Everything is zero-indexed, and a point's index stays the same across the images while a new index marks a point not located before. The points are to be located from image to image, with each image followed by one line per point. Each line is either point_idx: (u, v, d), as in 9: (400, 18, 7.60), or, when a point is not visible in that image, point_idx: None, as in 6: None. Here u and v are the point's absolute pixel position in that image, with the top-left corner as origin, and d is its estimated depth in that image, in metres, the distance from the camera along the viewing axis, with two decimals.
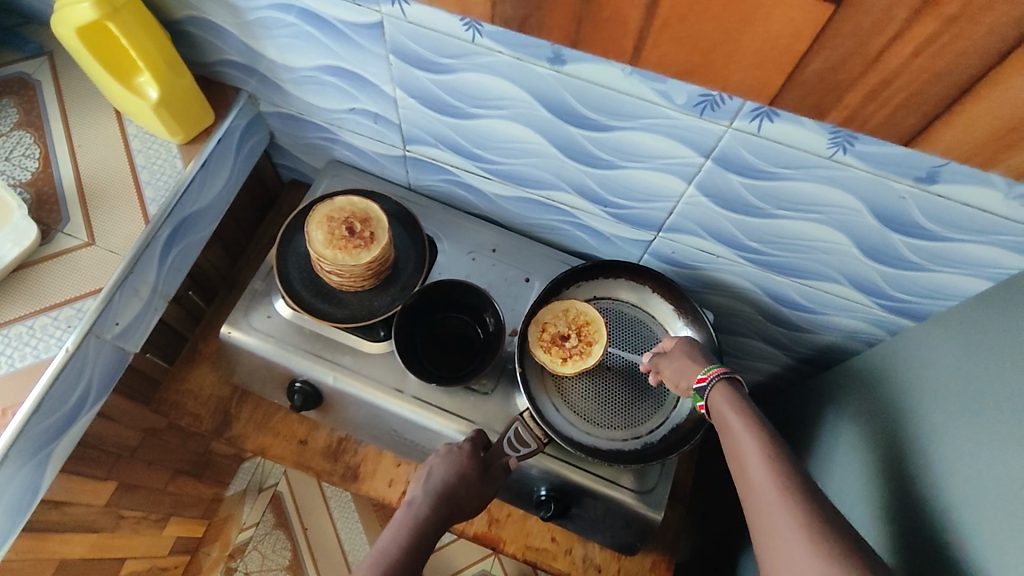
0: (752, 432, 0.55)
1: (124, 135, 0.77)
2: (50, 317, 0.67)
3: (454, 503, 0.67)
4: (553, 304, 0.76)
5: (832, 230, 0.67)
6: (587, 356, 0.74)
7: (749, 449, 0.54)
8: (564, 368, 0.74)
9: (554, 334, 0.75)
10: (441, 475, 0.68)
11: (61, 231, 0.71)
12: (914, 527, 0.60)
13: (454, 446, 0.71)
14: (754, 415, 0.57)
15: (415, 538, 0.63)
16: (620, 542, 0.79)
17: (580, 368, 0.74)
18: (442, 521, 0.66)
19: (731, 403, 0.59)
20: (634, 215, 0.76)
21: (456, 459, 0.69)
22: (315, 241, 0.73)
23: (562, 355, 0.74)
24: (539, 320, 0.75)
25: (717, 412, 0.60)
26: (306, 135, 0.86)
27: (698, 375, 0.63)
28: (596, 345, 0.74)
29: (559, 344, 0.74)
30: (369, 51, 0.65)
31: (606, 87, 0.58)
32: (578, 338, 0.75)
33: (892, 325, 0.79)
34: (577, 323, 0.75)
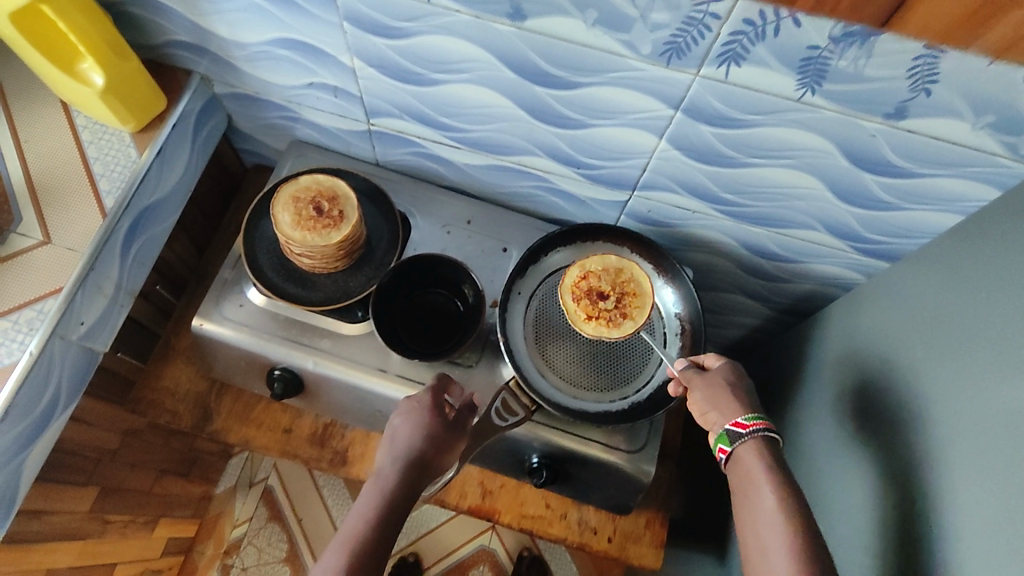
0: (784, 528, 0.54)
1: (72, 127, 0.73)
2: (10, 321, 0.65)
3: (423, 466, 0.63)
4: (607, 260, 0.75)
5: (805, 174, 0.66)
6: (613, 326, 0.71)
7: (776, 547, 0.53)
8: (584, 323, 0.71)
9: (592, 290, 0.73)
10: (406, 439, 0.64)
11: (14, 231, 0.68)
12: (903, 463, 0.61)
13: (414, 401, 0.67)
14: (790, 504, 0.55)
15: (386, 510, 0.59)
16: (615, 504, 0.80)
17: (598, 334, 0.71)
18: (414, 485, 0.62)
19: (768, 481, 0.57)
20: (607, 175, 0.75)
21: (420, 418, 0.66)
22: (283, 223, 0.71)
23: (589, 312, 0.72)
24: (586, 269, 0.73)
25: (750, 482, 0.58)
26: (265, 116, 0.83)
27: (740, 419, 0.62)
28: (628, 322, 0.71)
29: (592, 301, 0.72)
30: (322, 20, 0.62)
31: (571, 41, 0.57)
32: (615, 304, 0.72)
33: (867, 269, 0.80)
34: (620, 290, 0.73)
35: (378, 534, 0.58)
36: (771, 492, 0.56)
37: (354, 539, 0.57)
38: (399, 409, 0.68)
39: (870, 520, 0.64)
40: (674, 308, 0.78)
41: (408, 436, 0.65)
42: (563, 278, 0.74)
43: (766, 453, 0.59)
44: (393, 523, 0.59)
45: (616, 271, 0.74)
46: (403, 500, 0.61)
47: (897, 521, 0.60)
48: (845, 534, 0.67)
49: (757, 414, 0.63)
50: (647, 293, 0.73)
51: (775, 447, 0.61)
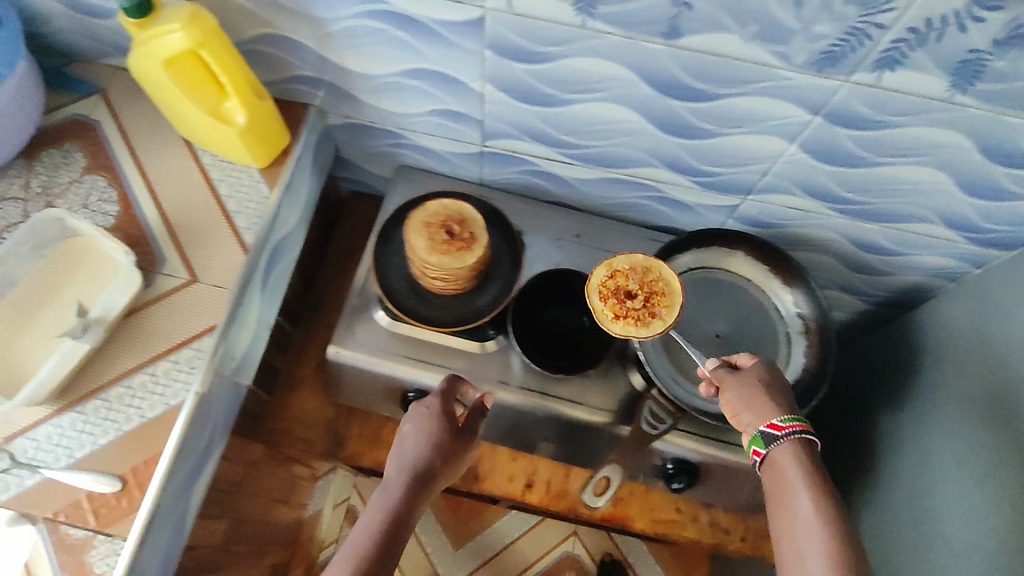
0: (824, 534, 0.53)
1: (200, 166, 0.74)
2: (170, 361, 0.66)
3: (431, 470, 0.65)
4: (635, 259, 0.74)
5: (933, 170, 0.68)
6: (642, 325, 0.70)
7: (816, 554, 0.52)
8: (611, 322, 0.70)
9: (620, 289, 0.72)
10: (416, 448, 0.66)
11: (159, 272, 0.69)
12: None
13: (423, 406, 0.69)
14: (829, 507, 0.55)
15: (396, 514, 0.62)
16: (746, 501, 0.81)
17: (626, 333, 0.69)
18: (423, 489, 0.65)
19: (805, 483, 0.56)
20: (724, 181, 0.77)
21: (430, 426, 0.67)
22: (418, 248, 0.73)
23: (617, 311, 0.70)
24: (614, 268, 0.72)
25: (785, 483, 0.57)
26: (375, 144, 0.85)
27: (774, 421, 0.60)
28: (658, 321, 0.70)
29: (620, 300, 0.70)
30: (463, 49, 0.64)
31: (722, 55, 0.58)
32: (644, 303, 0.71)
33: (977, 258, 0.81)
34: (649, 289, 0.71)
35: (389, 536, 0.60)
36: (808, 494, 0.55)
37: (365, 543, 0.59)
38: (409, 414, 0.70)
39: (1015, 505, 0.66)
40: (796, 309, 0.79)
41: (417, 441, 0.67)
42: (590, 276, 0.73)
43: (804, 454, 0.58)
44: (403, 527, 0.61)
45: (644, 270, 0.73)
46: (412, 505, 0.63)
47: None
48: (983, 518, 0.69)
49: (794, 414, 0.61)
50: (676, 293, 0.71)
51: (811, 447, 0.60)
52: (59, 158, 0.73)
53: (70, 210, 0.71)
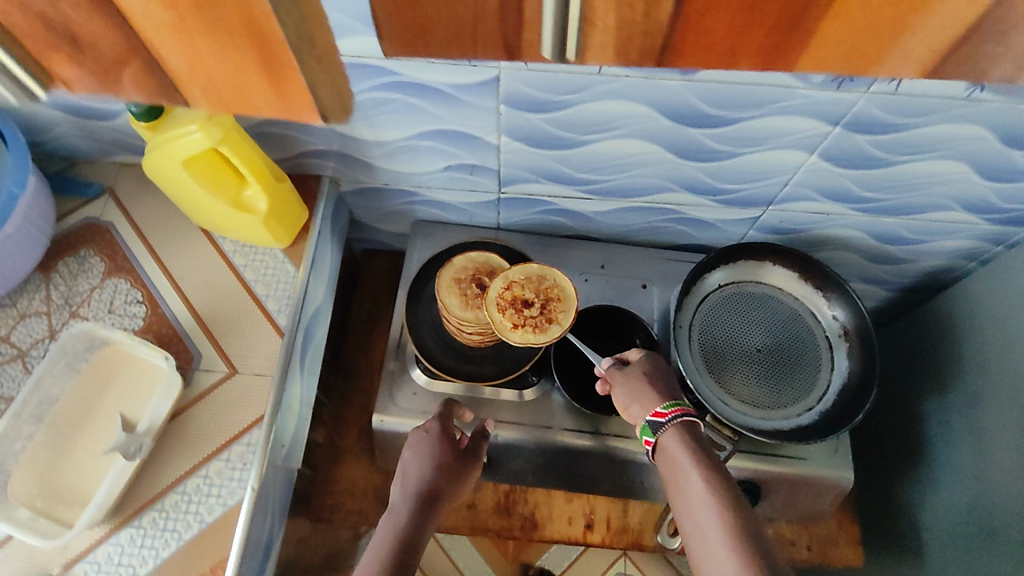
0: (716, 505, 0.55)
1: (222, 254, 0.73)
2: (222, 460, 0.64)
3: (437, 493, 0.64)
4: (529, 269, 0.73)
5: (952, 161, 0.68)
6: (541, 331, 0.70)
7: (712, 525, 0.54)
8: (511, 331, 0.69)
9: (517, 298, 0.71)
10: (418, 470, 0.65)
11: (197, 369, 0.68)
12: None
13: (423, 431, 0.69)
14: (716, 478, 0.56)
15: (407, 538, 0.60)
16: (811, 510, 0.80)
17: (527, 340, 0.69)
18: (430, 513, 0.63)
19: (693, 461, 0.58)
20: (744, 196, 0.77)
21: (430, 448, 0.67)
22: (451, 305, 0.72)
23: (517, 320, 0.70)
24: (510, 278, 0.72)
25: (676, 464, 0.59)
26: (388, 204, 0.84)
27: (657, 409, 0.63)
28: (555, 326, 0.70)
29: (518, 308, 0.70)
30: (478, 107, 0.64)
31: (741, 82, 0.58)
32: (540, 309, 0.71)
33: (1000, 236, 0.82)
34: (545, 296, 0.72)
35: (402, 559, 0.58)
36: (697, 471, 0.57)
37: (378, 567, 0.56)
38: (409, 442, 0.69)
39: None
40: (832, 314, 0.78)
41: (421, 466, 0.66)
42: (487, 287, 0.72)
43: (687, 435, 0.60)
44: (414, 548, 0.59)
45: (540, 279, 0.73)
46: (421, 529, 0.61)
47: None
48: None
49: (675, 400, 0.64)
50: (571, 296, 0.72)
51: (694, 428, 0.62)
52: (75, 265, 0.72)
53: (95, 317, 0.69)
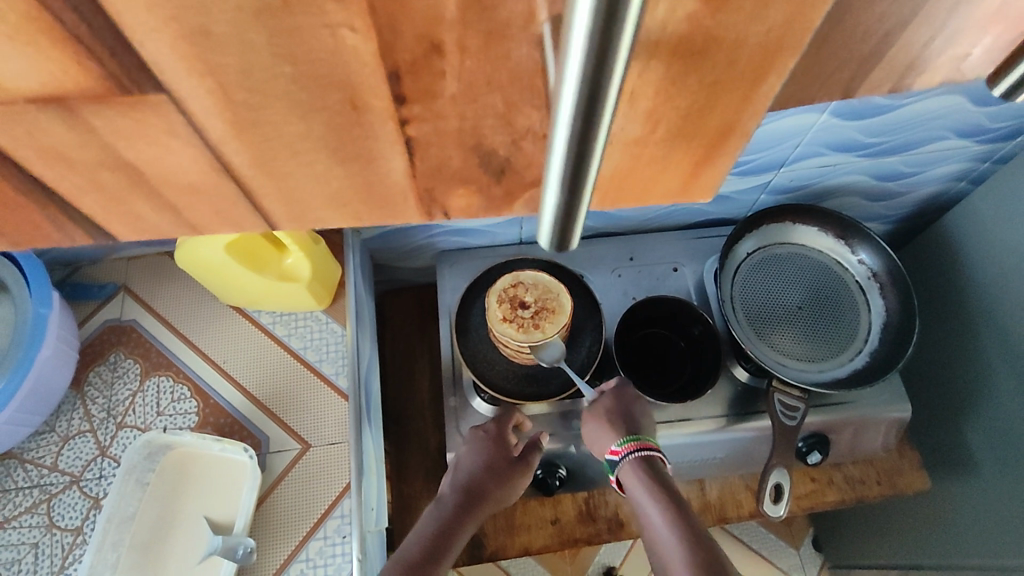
0: (677, 539, 0.58)
1: (262, 328, 0.70)
2: (320, 539, 0.62)
3: (481, 491, 0.68)
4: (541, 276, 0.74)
5: (950, 96, 0.72)
6: (526, 333, 0.71)
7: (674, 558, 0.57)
8: (498, 323, 0.71)
9: (516, 299, 0.73)
10: (468, 468, 0.69)
11: (269, 451, 0.65)
12: None
13: (481, 429, 0.72)
14: (674, 512, 0.59)
15: (442, 527, 0.64)
16: (876, 447, 0.83)
17: (508, 337, 0.71)
18: (470, 507, 0.67)
19: (652, 495, 0.61)
20: (758, 164, 0.79)
21: (483, 447, 0.70)
22: (493, 314, 0.72)
23: (508, 317, 0.72)
24: (518, 280, 0.73)
25: (638, 500, 0.62)
26: (410, 241, 0.82)
27: (614, 447, 0.65)
28: (540, 332, 0.71)
29: (513, 307, 0.72)
30: None
31: None
32: (534, 314, 0.72)
33: (988, 154, 0.87)
34: (542, 303, 0.72)
35: (433, 547, 0.62)
36: (657, 505, 0.60)
37: (408, 553, 0.61)
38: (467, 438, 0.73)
39: None
40: (858, 258, 0.81)
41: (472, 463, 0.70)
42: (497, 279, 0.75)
43: (649, 472, 0.62)
44: (446, 543, 0.62)
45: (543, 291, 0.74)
46: (456, 521, 0.65)
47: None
48: None
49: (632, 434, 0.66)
50: (566, 314, 0.72)
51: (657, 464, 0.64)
52: (108, 373, 0.68)
53: (146, 423, 0.66)
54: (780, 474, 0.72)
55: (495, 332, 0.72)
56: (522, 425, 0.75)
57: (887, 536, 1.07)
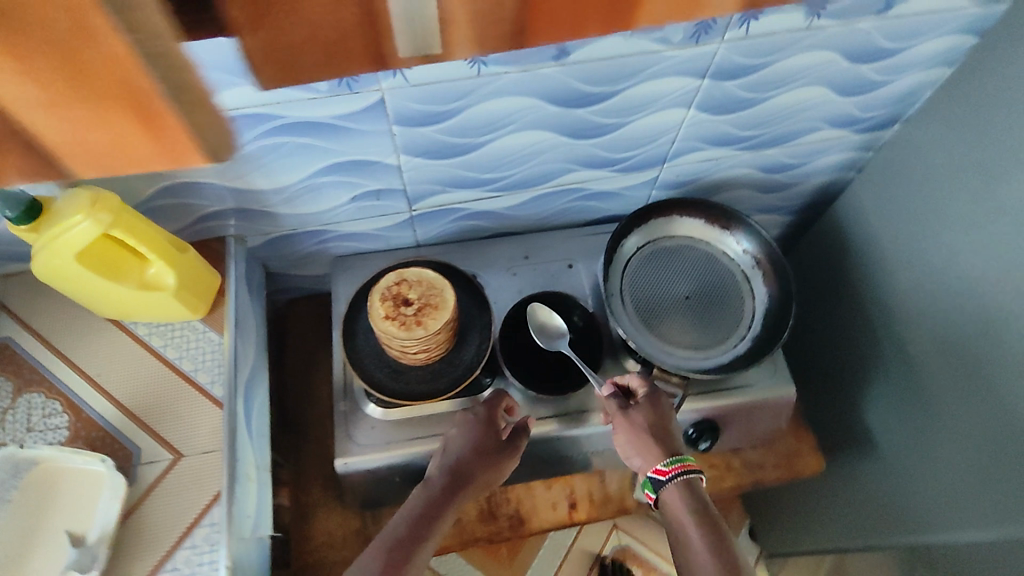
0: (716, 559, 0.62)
1: (138, 339, 0.70)
2: (188, 548, 0.61)
3: (467, 474, 0.69)
4: (427, 272, 0.74)
5: (814, 87, 0.74)
6: (409, 329, 0.70)
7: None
8: (379, 321, 0.71)
9: (399, 296, 0.72)
10: (457, 450, 0.70)
11: (140, 463, 0.64)
12: (976, 290, 0.71)
13: (471, 413, 0.73)
14: (712, 534, 0.64)
15: (430, 508, 0.66)
16: (770, 432, 0.85)
17: (392, 335, 0.70)
18: (458, 488, 0.68)
19: (693, 517, 0.65)
20: (640, 159, 0.80)
21: (471, 431, 0.71)
22: (375, 312, 0.71)
23: (391, 315, 0.71)
24: (404, 276, 0.73)
25: (678, 517, 0.66)
26: (301, 247, 0.82)
27: (659, 467, 0.69)
28: (423, 327, 0.70)
29: (396, 304, 0.71)
30: (372, 133, 0.62)
31: (609, 56, 0.60)
32: (416, 309, 0.71)
33: (868, 142, 0.89)
34: (426, 298, 0.72)
35: (419, 526, 0.64)
36: (695, 526, 0.65)
37: (394, 532, 0.63)
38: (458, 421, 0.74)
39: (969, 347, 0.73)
40: (741, 247, 0.83)
41: (460, 445, 0.71)
42: (381, 279, 0.74)
43: (686, 492, 0.67)
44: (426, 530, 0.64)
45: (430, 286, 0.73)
46: (442, 503, 0.67)
47: (1002, 339, 0.68)
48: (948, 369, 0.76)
49: (677, 455, 0.70)
50: (450, 309, 0.72)
51: (693, 484, 0.68)
52: None
53: (14, 440, 0.65)
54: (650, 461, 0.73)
55: (377, 329, 0.71)
56: (512, 409, 0.75)
57: (805, 518, 1.10)
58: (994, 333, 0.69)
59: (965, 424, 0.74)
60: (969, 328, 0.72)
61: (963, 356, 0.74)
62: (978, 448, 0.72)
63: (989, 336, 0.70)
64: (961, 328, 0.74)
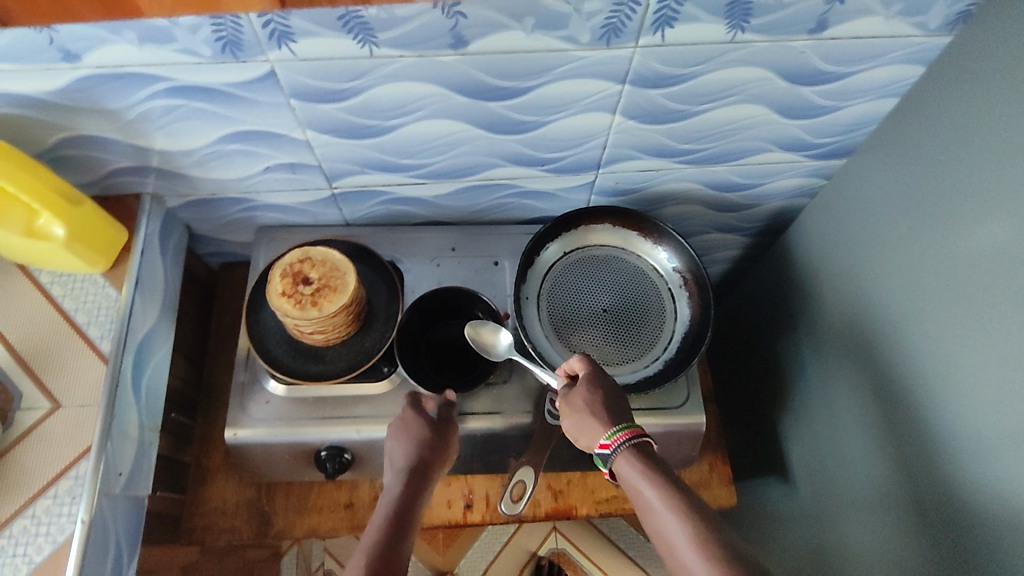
0: (676, 514, 0.55)
1: (39, 287, 0.71)
2: (49, 497, 0.62)
3: (421, 464, 0.65)
4: (334, 254, 0.72)
5: (751, 104, 0.71)
6: (303, 309, 0.70)
7: (676, 535, 0.54)
8: (274, 297, 0.70)
9: (299, 274, 0.71)
10: (401, 449, 0.67)
11: (18, 408, 0.65)
12: (904, 338, 0.67)
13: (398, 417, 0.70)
14: (667, 486, 0.57)
15: (403, 501, 0.61)
16: (681, 457, 0.82)
17: (286, 313, 0.69)
18: (422, 483, 0.64)
19: (646, 476, 0.58)
20: (572, 163, 0.78)
21: (407, 428, 0.68)
22: (273, 288, 0.71)
23: (287, 293, 0.70)
24: (307, 254, 0.72)
25: (632, 488, 0.59)
26: (225, 213, 0.82)
27: (602, 440, 0.62)
28: (317, 309, 0.70)
29: (295, 282, 0.70)
30: (269, 103, 0.63)
31: (514, 50, 0.59)
32: (314, 290, 0.71)
33: (823, 169, 0.85)
34: (326, 280, 0.71)
35: (399, 519, 0.59)
36: (651, 484, 0.57)
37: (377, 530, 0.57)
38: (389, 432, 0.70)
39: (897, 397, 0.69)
40: (670, 264, 0.81)
41: (404, 446, 0.67)
42: (286, 254, 0.73)
43: (632, 455, 0.60)
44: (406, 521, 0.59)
45: (333, 268, 0.72)
46: (413, 495, 0.62)
47: (920, 394, 0.65)
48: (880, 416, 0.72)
49: (621, 424, 0.63)
50: (348, 294, 0.71)
51: (643, 447, 0.62)
52: None
53: None
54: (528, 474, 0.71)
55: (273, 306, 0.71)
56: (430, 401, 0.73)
57: None
58: (914, 386, 0.66)
59: (884, 477, 0.72)
60: (892, 377, 0.70)
61: (886, 408, 0.71)
62: (891, 495, 0.71)
63: (910, 389, 0.67)
64: (887, 378, 0.71)
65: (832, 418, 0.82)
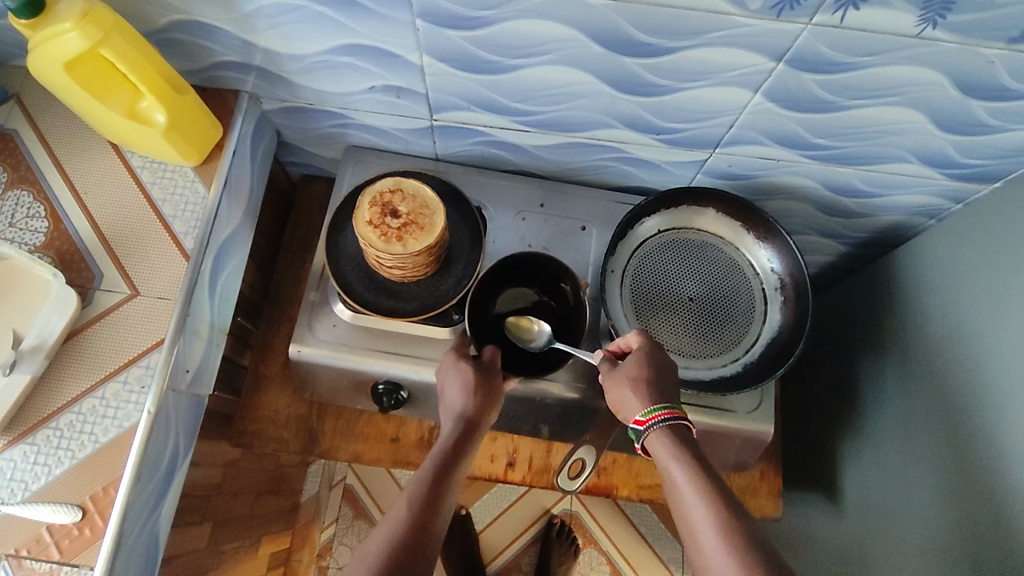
0: (707, 502, 0.51)
1: (131, 170, 0.69)
2: (120, 381, 0.63)
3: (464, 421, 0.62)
4: (425, 190, 0.69)
5: (910, 109, 0.63)
6: (388, 242, 0.67)
7: (703, 523, 0.51)
8: (361, 224, 0.67)
9: (388, 206, 0.68)
10: (450, 400, 0.64)
11: (98, 288, 0.65)
12: (1013, 390, 0.63)
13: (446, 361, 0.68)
14: (700, 468, 0.53)
15: (443, 466, 0.59)
16: (735, 462, 0.80)
17: (370, 244, 0.67)
18: (465, 446, 0.61)
19: (678, 454, 0.55)
20: (690, 137, 0.72)
21: (456, 379, 0.65)
22: (360, 215, 0.68)
23: (375, 223, 0.67)
24: (398, 186, 0.69)
25: (662, 468, 0.56)
26: (317, 125, 0.79)
27: (639, 416, 0.58)
28: (402, 246, 0.67)
29: (383, 214, 0.67)
30: (393, 20, 0.59)
31: (670, 5, 0.52)
32: (402, 225, 0.68)
33: (960, 193, 0.77)
34: (414, 217, 0.68)
35: (438, 477, 0.57)
36: (686, 465, 0.54)
37: (415, 493, 0.56)
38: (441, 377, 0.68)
39: (994, 452, 0.65)
40: (769, 264, 0.76)
41: (452, 396, 0.65)
42: (377, 181, 0.70)
43: (669, 436, 0.56)
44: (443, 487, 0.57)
45: (422, 205, 0.68)
46: (454, 459, 0.60)
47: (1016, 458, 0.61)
48: (966, 465, 0.68)
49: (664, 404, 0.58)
50: (434, 235, 0.68)
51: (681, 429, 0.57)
52: None
53: None
54: (586, 452, 0.70)
55: (358, 233, 0.68)
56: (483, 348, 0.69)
57: None
58: (1012, 442, 0.62)
59: (947, 526, 0.69)
60: (986, 431, 0.66)
61: (964, 456, 0.68)
62: (952, 539, 0.68)
63: (1005, 448, 0.63)
64: (975, 429, 0.67)
65: (905, 454, 0.78)
